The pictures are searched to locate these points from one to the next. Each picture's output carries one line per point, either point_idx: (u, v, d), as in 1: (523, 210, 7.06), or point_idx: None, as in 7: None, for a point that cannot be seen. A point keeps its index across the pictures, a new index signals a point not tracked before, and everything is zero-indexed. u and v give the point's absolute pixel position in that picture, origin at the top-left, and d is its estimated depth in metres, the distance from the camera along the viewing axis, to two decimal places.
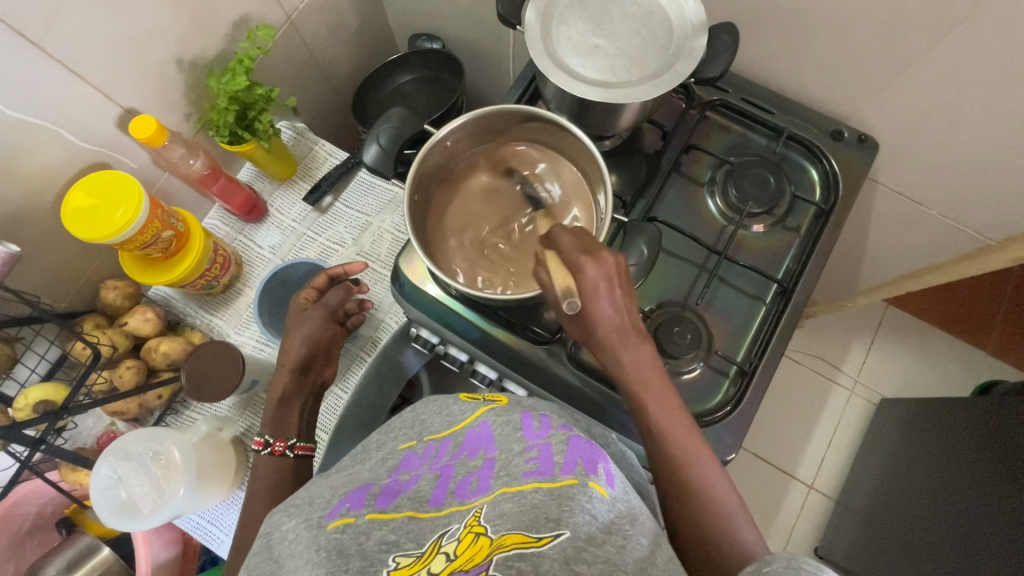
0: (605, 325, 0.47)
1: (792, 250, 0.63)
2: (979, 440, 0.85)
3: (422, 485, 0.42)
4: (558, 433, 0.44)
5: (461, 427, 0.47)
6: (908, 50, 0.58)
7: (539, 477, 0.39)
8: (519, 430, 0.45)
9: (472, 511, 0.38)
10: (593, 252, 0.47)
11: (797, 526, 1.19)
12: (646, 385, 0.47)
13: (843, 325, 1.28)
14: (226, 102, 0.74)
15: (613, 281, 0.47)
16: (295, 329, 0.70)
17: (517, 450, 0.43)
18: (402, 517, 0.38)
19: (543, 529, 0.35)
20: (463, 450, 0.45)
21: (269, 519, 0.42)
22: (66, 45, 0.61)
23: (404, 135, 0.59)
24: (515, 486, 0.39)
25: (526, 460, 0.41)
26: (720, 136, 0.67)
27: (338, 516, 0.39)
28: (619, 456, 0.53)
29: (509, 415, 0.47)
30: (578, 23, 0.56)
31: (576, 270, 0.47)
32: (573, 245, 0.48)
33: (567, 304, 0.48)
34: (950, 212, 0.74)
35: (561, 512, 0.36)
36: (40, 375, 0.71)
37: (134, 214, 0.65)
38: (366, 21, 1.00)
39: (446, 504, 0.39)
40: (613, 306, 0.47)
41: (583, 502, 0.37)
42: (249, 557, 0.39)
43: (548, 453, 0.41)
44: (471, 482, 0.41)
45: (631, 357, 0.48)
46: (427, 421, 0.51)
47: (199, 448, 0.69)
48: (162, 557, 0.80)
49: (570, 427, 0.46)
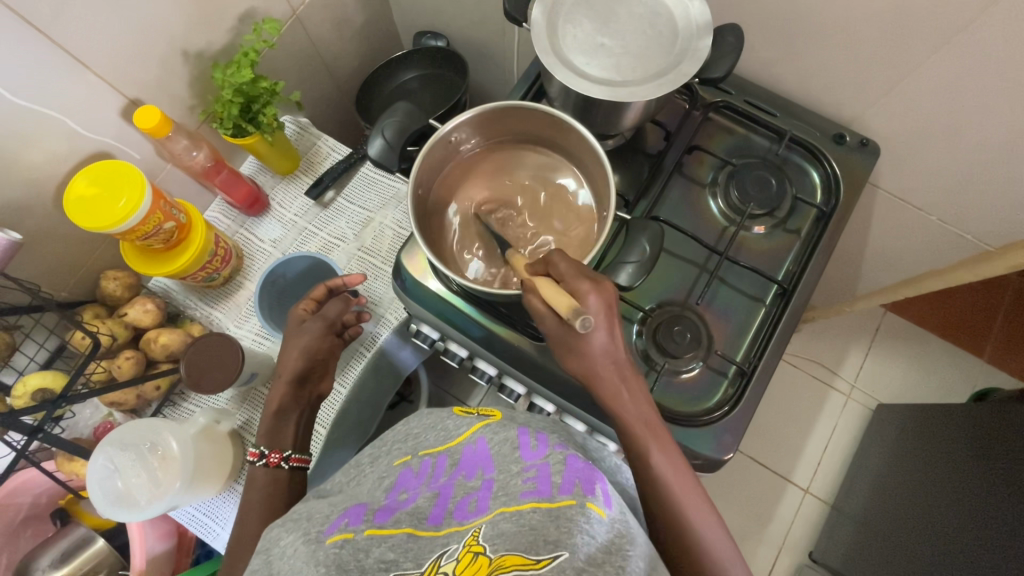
0: (601, 357, 0.49)
1: (792, 252, 0.63)
2: (973, 448, 0.85)
3: (421, 502, 0.42)
4: (556, 453, 0.44)
5: (457, 443, 0.48)
6: (909, 57, 0.58)
7: (537, 497, 0.39)
8: (517, 449, 0.45)
9: (470, 532, 0.38)
10: (595, 282, 0.49)
11: (792, 529, 1.19)
12: (648, 427, 0.49)
13: (842, 329, 1.29)
14: (231, 94, 0.74)
15: (609, 312, 0.49)
16: (294, 341, 0.70)
17: (515, 470, 0.43)
18: (401, 534, 0.39)
19: (542, 551, 0.35)
20: (460, 469, 0.45)
21: (267, 535, 0.42)
22: (71, 35, 0.61)
23: (409, 129, 0.59)
24: (513, 506, 0.39)
25: (525, 480, 0.41)
26: (722, 137, 0.67)
27: (338, 531, 0.39)
28: (612, 470, 0.50)
29: (505, 433, 0.47)
30: (584, 21, 0.56)
31: (577, 297, 0.48)
32: (575, 273, 0.49)
33: (579, 322, 0.44)
34: (950, 217, 0.75)
35: (559, 533, 0.36)
36: (39, 364, 0.71)
37: (136, 204, 0.65)
38: (371, 17, 1.00)
39: (445, 524, 0.40)
40: (609, 338, 0.49)
41: (582, 524, 0.36)
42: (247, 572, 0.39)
43: (546, 472, 0.41)
44: (470, 503, 0.41)
45: (626, 392, 0.50)
46: (421, 436, 0.51)
47: (197, 440, 0.69)
48: (157, 550, 0.80)
49: (567, 446, 0.46)
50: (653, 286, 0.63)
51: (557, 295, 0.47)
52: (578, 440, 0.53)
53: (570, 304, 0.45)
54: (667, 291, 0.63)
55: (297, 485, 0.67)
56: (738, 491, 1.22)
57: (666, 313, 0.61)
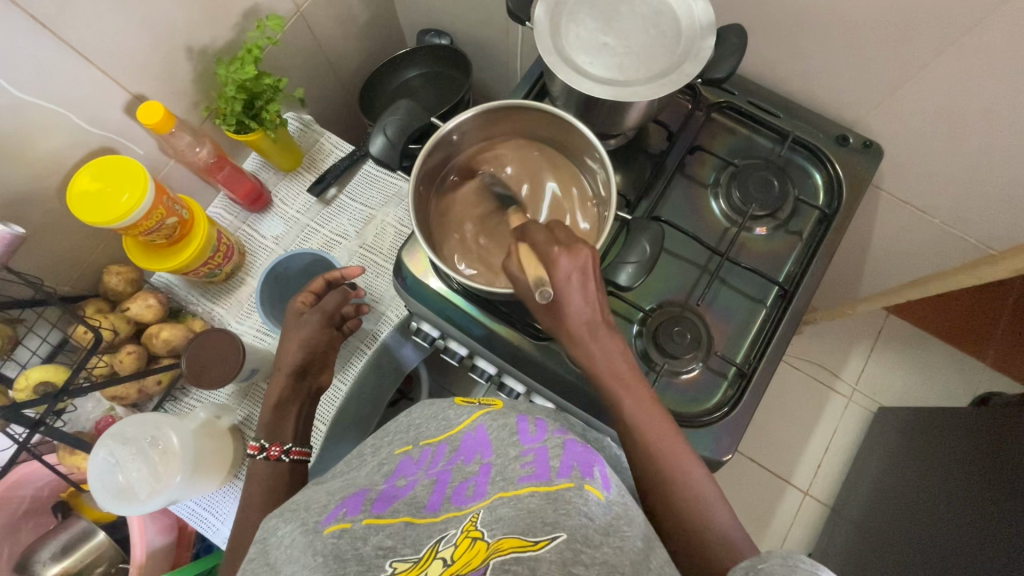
0: (575, 316, 0.48)
1: (794, 254, 0.63)
2: (976, 452, 0.85)
3: (419, 490, 0.43)
4: (554, 438, 0.45)
5: (457, 432, 0.48)
6: (914, 58, 0.58)
7: (535, 482, 0.40)
8: (515, 434, 0.46)
9: (469, 517, 0.38)
10: (568, 245, 0.48)
11: (792, 531, 1.19)
12: (621, 379, 0.49)
13: (844, 332, 1.28)
14: (234, 90, 0.74)
15: (587, 274, 0.48)
16: (294, 333, 0.70)
17: (513, 454, 0.44)
18: (400, 522, 0.39)
19: (539, 533, 0.35)
20: (459, 455, 0.46)
21: (265, 525, 0.42)
22: (76, 29, 0.61)
23: (411, 128, 0.59)
24: (511, 490, 0.39)
25: (523, 465, 0.42)
26: (725, 138, 0.67)
27: (335, 521, 0.39)
28: (612, 459, 0.54)
29: (504, 419, 0.48)
30: (587, 20, 0.56)
31: (550, 262, 0.47)
32: (547, 240, 0.49)
33: (539, 293, 0.48)
34: (953, 221, 0.74)
35: (558, 515, 0.36)
36: (41, 357, 0.72)
37: (139, 199, 0.65)
38: (375, 14, 1.00)
39: (443, 510, 0.40)
40: (585, 298, 0.48)
41: (580, 505, 0.37)
42: (245, 561, 0.39)
43: (544, 456, 0.42)
44: (468, 489, 0.41)
45: (600, 349, 0.49)
46: (422, 426, 0.51)
47: (198, 435, 0.69)
48: (157, 543, 0.81)
49: (566, 432, 0.47)
50: (653, 286, 0.63)
51: (525, 262, 0.49)
52: (579, 429, 0.55)
53: (533, 274, 0.48)
54: (668, 292, 0.63)
55: (299, 477, 0.67)
56: (738, 492, 1.22)
57: (667, 314, 0.61)
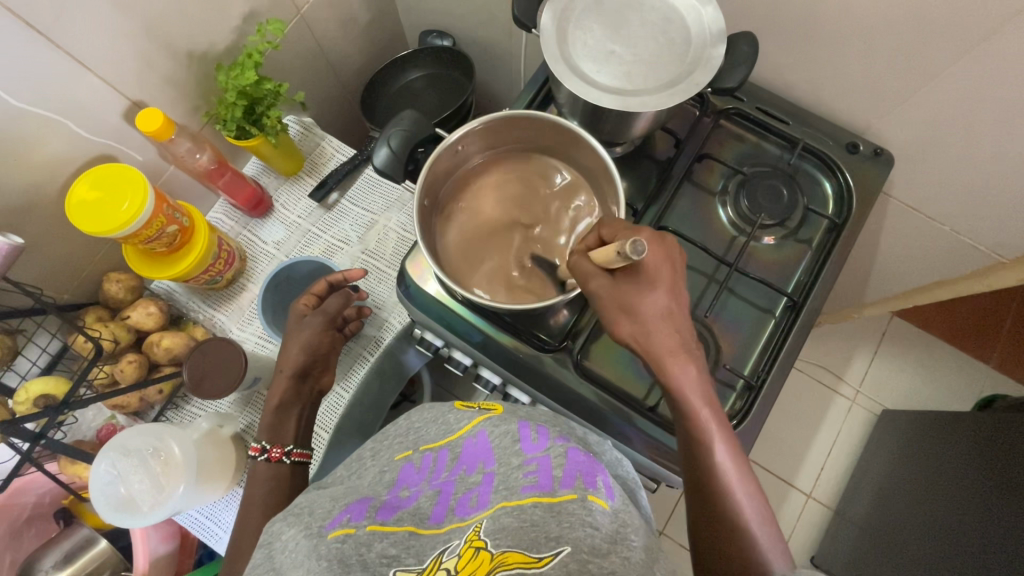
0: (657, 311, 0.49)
1: (803, 263, 0.62)
2: (979, 457, 0.84)
3: (423, 501, 0.42)
4: (557, 446, 0.43)
5: (458, 436, 0.47)
6: (927, 67, 0.57)
7: (538, 492, 0.39)
8: (518, 441, 0.45)
9: (472, 528, 0.38)
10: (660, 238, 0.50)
11: (795, 533, 1.19)
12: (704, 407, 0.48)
13: (848, 334, 1.28)
14: (234, 96, 0.73)
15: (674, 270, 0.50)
16: (295, 336, 0.70)
17: (515, 463, 0.42)
18: (403, 532, 0.39)
19: (543, 548, 0.35)
20: (461, 463, 0.45)
21: (269, 529, 0.42)
22: (73, 36, 0.60)
23: (415, 138, 0.58)
24: (514, 500, 0.39)
25: (525, 474, 0.41)
26: (733, 145, 0.66)
27: (340, 526, 0.38)
28: (613, 463, 0.51)
29: (506, 426, 0.47)
30: (595, 28, 0.55)
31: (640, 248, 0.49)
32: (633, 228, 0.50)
33: (633, 249, 0.43)
34: (963, 228, 0.74)
35: (561, 528, 0.36)
36: (40, 367, 0.71)
37: (139, 208, 0.65)
38: (377, 15, 0.99)
39: (446, 521, 0.40)
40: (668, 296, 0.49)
41: (583, 517, 0.36)
42: (249, 566, 0.38)
43: (547, 466, 0.41)
44: (471, 499, 0.41)
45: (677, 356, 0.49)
46: (422, 430, 0.50)
47: (199, 445, 0.69)
48: (159, 551, 0.80)
49: (568, 439, 0.46)
50: None
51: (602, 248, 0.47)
52: (580, 433, 0.52)
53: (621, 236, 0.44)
54: None
55: (298, 480, 0.67)
56: None
57: None
